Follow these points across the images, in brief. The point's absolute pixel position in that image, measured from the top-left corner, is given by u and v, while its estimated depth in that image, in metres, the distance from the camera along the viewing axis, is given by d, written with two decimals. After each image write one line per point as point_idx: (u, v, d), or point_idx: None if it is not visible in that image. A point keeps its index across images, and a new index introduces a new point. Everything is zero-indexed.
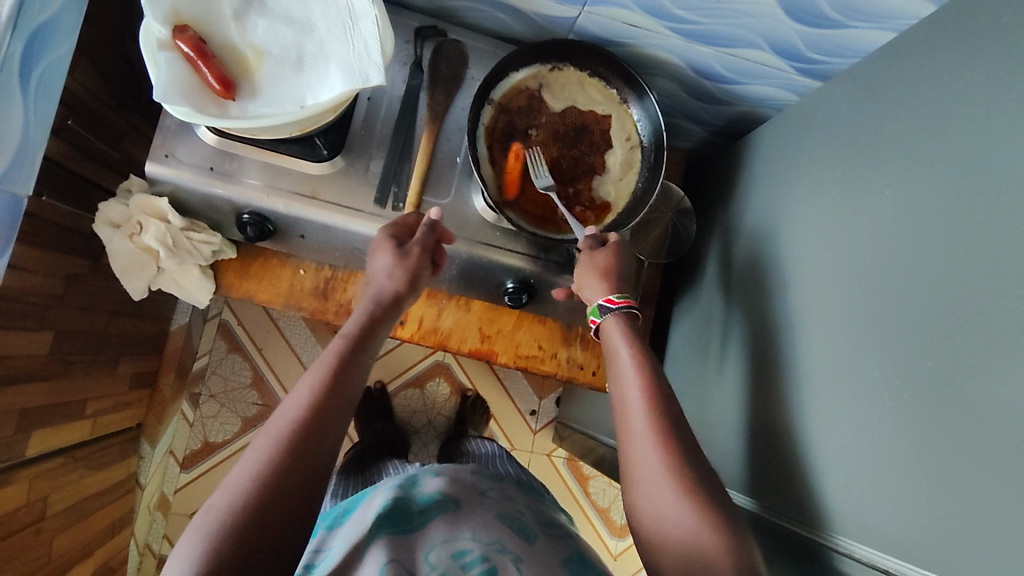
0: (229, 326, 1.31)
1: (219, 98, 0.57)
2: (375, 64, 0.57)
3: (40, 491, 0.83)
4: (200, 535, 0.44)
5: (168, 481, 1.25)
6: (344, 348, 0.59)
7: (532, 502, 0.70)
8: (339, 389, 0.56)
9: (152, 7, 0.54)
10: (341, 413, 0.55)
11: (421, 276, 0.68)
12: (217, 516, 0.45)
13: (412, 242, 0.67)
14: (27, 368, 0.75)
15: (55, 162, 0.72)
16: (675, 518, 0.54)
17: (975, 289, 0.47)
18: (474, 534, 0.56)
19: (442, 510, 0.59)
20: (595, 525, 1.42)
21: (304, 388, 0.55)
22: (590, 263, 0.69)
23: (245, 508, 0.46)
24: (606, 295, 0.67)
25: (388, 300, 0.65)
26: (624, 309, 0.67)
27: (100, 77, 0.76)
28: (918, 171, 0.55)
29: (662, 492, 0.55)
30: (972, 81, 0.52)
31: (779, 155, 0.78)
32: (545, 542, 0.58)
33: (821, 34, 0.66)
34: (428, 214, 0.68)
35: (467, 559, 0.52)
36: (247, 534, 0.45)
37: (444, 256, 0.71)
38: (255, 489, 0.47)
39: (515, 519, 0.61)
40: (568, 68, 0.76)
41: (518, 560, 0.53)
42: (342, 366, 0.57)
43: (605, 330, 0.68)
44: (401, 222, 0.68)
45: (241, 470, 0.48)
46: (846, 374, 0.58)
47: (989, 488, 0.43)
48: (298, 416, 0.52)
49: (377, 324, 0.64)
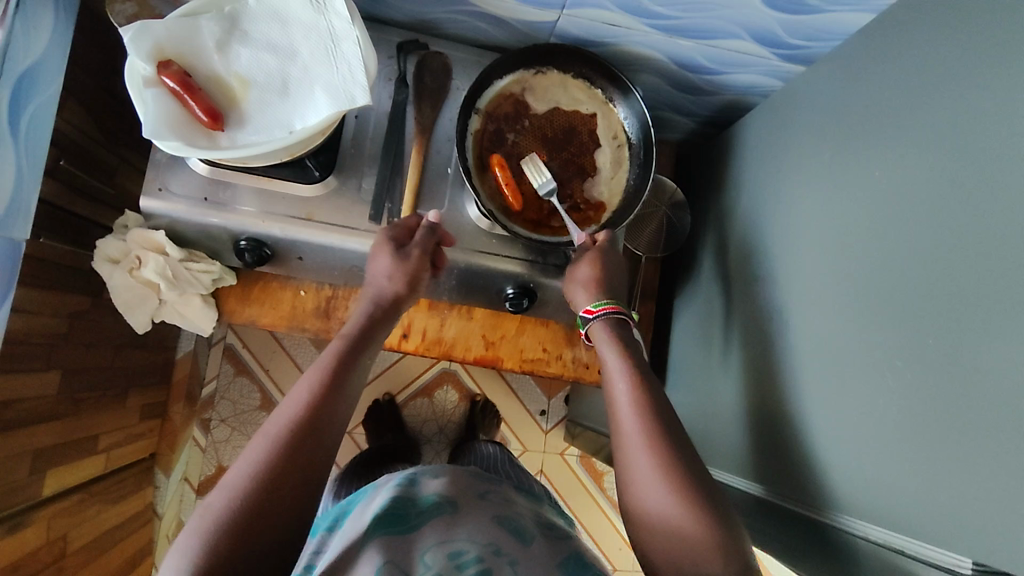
0: (235, 349, 1.31)
1: (208, 129, 0.57)
2: (360, 84, 0.57)
3: (60, 529, 0.84)
4: (197, 532, 0.45)
5: (187, 507, 1.26)
6: (343, 350, 0.60)
7: (532, 506, 0.70)
8: (338, 389, 0.56)
9: (135, 45, 0.54)
10: (339, 413, 0.55)
11: (421, 279, 0.67)
12: (216, 511, 0.46)
13: (411, 245, 0.67)
14: (38, 408, 0.76)
15: (51, 202, 0.72)
16: (655, 502, 0.55)
17: (966, 265, 0.48)
18: (470, 535, 0.55)
19: (438, 511, 0.59)
20: (610, 518, 1.42)
21: (303, 389, 0.56)
22: (573, 276, 0.71)
23: (243, 507, 0.46)
24: (587, 305, 0.70)
25: (388, 300, 0.66)
26: (607, 315, 0.68)
27: (89, 114, 0.77)
28: (904, 150, 0.56)
29: (648, 483, 0.56)
30: (952, 58, 0.53)
31: (766, 141, 0.78)
32: (539, 544, 0.58)
33: (799, 20, 0.67)
34: (427, 218, 0.69)
35: (462, 560, 0.52)
36: (242, 533, 0.45)
37: (445, 259, 0.71)
38: (253, 486, 0.47)
39: (511, 521, 0.60)
40: (551, 71, 0.77)
41: (514, 562, 0.53)
42: (340, 368, 0.58)
43: (594, 333, 0.69)
44: (402, 225, 0.69)
45: (239, 469, 0.49)
46: (848, 358, 0.58)
47: (994, 464, 0.43)
48: (297, 414, 0.53)
49: (377, 326, 0.65)
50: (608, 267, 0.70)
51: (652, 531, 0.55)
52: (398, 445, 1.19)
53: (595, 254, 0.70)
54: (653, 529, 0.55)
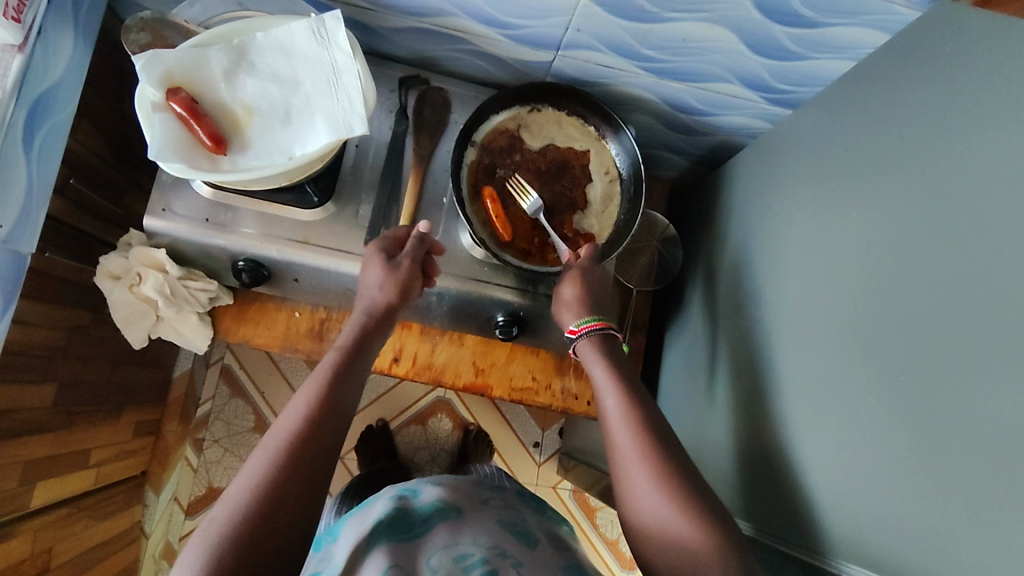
0: (232, 370, 1.33)
1: (211, 153, 0.60)
2: (359, 115, 0.61)
3: (45, 543, 0.84)
4: (201, 546, 0.45)
5: (173, 528, 1.25)
6: (338, 362, 0.61)
7: (539, 514, 0.69)
8: (334, 401, 0.57)
9: (147, 72, 0.57)
10: (336, 426, 0.56)
11: (412, 289, 0.68)
12: (219, 526, 0.46)
13: (401, 256, 0.68)
14: (33, 419, 0.77)
15: (56, 218, 0.75)
16: (654, 516, 0.55)
17: (935, 303, 0.49)
18: (475, 538, 0.56)
19: (442, 517, 0.59)
20: (604, 556, 1.40)
21: (299, 403, 0.56)
22: (561, 301, 0.71)
23: (245, 520, 0.47)
24: (569, 326, 0.70)
25: (380, 312, 0.66)
26: (588, 333, 0.69)
27: (99, 137, 0.80)
28: (881, 192, 0.57)
29: (644, 489, 0.57)
30: (924, 102, 0.55)
31: (756, 181, 0.80)
32: (546, 549, 0.58)
33: (784, 65, 0.69)
34: (417, 228, 0.70)
35: (468, 562, 0.52)
36: (245, 548, 0.46)
37: (435, 267, 0.72)
38: (254, 500, 0.48)
39: (516, 526, 0.61)
40: (546, 108, 0.80)
41: (518, 564, 0.53)
42: (336, 380, 0.59)
43: (581, 352, 0.70)
44: (393, 237, 0.70)
45: (240, 484, 0.49)
46: (830, 394, 0.59)
47: (962, 499, 0.43)
48: (295, 427, 0.53)
49: (372, 337, 0.66)
50: (592, 287, 0.71)
51: (654, 538, 0.55)
52: (389, 470, 1.19)
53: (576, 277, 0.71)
54: (649, 532, 0.56)
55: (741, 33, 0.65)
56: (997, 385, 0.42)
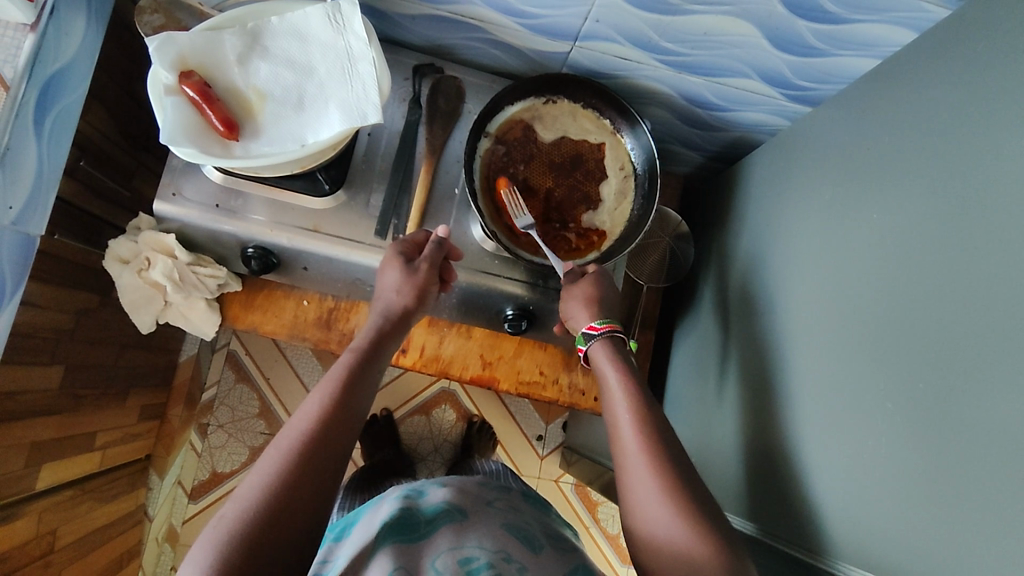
0: (238, 356, 1.33)
1: (223, 138, 0.59)
2: (373, 103, 0.60)
3: (50, 524, 0.84)
4: (210, 543, 0.45)
5: (177, 512, 1.25)
6: (353, 364, 0.61)
7: (541, 516, 0.69)
8: (347, 403, 0.56)
9: (159, 55, 0.56)
10: (349, 426, 0.55)
11: (428, 293, 0.68)
12: (227, 525, 0.46)
13: (420, 259, 0.68)
14: (40, 402, 0.77)
15: (65, 200, 0.75)
16: (662, 526, 0.54)
17: (949, 308, 0.48)
18: (480, 541, 0.55)
19: (448, 518, 0.59)
20: (603, 550, 1.40)
21: (314, 402, 0.56)
22: (574, 292, 0.71)
23: (254, 519, 0.46)
24: (589, 321, 0.70)
25: (396, 314, 0.66)
26: (608, 334, 0.69)
27: (109, 118, 0.79)
28: (899, 195, 0.56)
29: (647, 495, 0.56)
30: (950, 102, 0.53)
31: (772, 178, 0.79)
32: (548, 553, 0.58)
33: (805, 61, 0.68)
34: (436, 232, 0.69)
35: (473, 565, 0.52)
36: (254, 545, 0.45)
37: (452, 273, 0.72)
38: (264, 500, 0.47)
39: (521, 530, 0.60)
40: (562, 100, 0.79)
41: (523, 568, 0.53)
42: (350, 381, 0.58)
43: (593, 356, 0.69)
44: (410, 241, 0.69)
45: (251, 481, 0.49)
46: (841, 396, 0.58)
47: (972, 507, 0.43)
48: (308, 428, 0.53)
49: (386, 341, 0.65)
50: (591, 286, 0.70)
51: (654, 549, 0.54)
52: (391, 460, 1.19)
53: (591, 278, 0.71)
54: (654, 545, 0.54)
55: (763, 27, 0.63)
56: (1012, 393, 0.41)
